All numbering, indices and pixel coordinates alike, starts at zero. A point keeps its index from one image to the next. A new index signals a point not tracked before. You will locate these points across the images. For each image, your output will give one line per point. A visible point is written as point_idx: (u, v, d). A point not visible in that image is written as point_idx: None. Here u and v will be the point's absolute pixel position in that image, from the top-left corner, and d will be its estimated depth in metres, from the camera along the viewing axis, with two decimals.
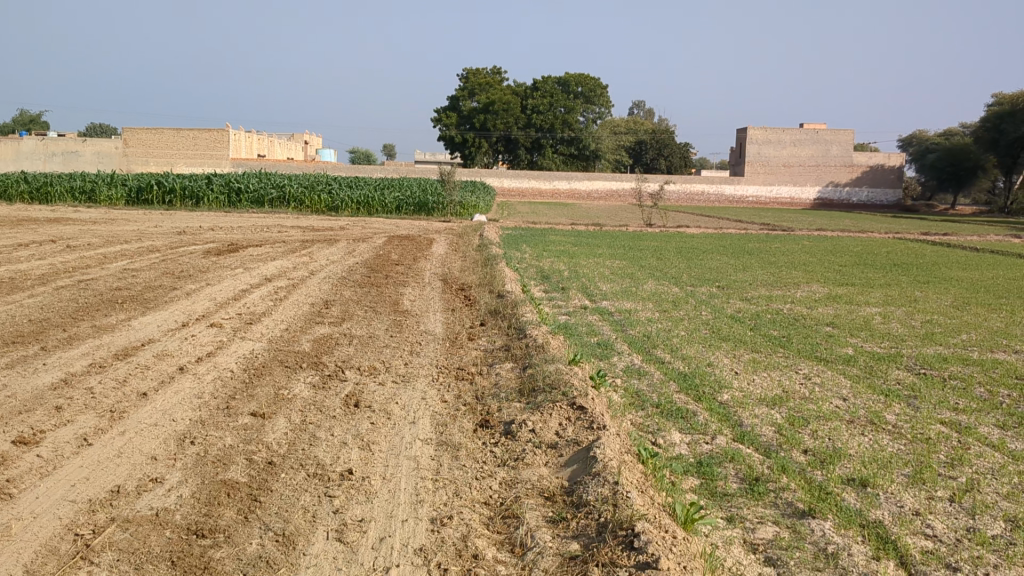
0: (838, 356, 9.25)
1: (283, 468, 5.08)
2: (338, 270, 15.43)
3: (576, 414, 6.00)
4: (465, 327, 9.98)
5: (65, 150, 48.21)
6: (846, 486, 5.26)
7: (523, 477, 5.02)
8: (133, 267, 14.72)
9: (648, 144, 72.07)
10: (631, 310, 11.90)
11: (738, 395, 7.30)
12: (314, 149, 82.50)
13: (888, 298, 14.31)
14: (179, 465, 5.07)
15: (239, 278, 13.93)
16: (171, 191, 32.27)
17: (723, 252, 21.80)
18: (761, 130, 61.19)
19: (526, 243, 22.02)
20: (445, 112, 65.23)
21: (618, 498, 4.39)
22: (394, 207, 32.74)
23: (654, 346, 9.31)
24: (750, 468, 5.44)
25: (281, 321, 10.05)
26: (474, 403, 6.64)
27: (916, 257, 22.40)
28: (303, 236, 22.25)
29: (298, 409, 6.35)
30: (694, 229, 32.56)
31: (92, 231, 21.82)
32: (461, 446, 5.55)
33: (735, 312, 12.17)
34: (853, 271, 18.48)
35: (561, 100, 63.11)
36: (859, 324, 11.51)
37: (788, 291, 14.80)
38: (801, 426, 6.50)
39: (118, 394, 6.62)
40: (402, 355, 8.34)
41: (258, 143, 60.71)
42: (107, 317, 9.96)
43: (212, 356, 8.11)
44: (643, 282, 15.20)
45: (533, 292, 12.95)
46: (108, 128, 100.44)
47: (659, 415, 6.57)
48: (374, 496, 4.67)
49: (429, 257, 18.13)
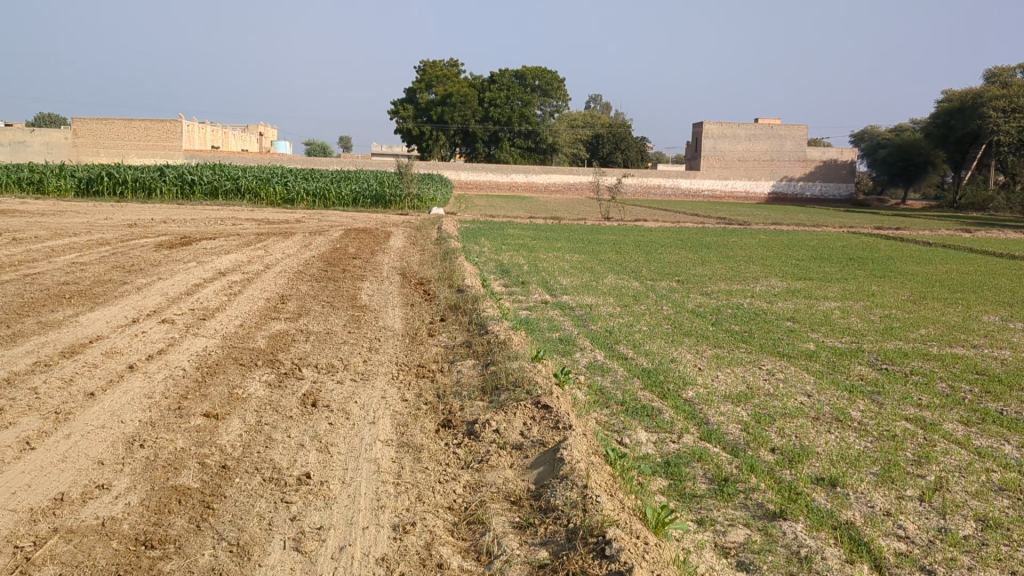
0: (800, 351, 9.21)
1: (238, 472, 4.87)
2: (293, 263, 15.11)
3: (540, 412, 5.86)
4: (424, 322, 9.79)
5: (13, 139, 46.24)
6: (816, 485, 5.19)
7: (488, 480, 4.86)
8: (81, 261, 14.28)
9: (605, 138, 72.20)
10: (592, 304, 11.79)
11: (703, 392, 7.22)
12: (269, 141, 81.52)
13: (846, 292, 14.35)
14: (128, 470, 4.85)
15: (191, 271, 13.59)
16: (122, 182, 31.53)
17: (682, 246, 21.80)
18: (717, 125, 61.58)
19: (484, 237, 21.84)
20: (402, 104, 64.78)
21: (587, 502, 4.25)
22: (351, 200, 32.38)
23: (616, 342, 9.19)
24: (718, 467, 5.34)
25: (235, 317, 9.76)
26: (435, 402, 6.47)
27: (871, 251, 22.62)
28: (258, 229, 21.84)
29: (253, 410, 6.13)
30: (652, 222, 32.57)
31: (39, 223, 21.25)
32: (423, 448, 5.38)
33: (696, 307, 12.10)
34: (811, 265, 18.56)
35: (518, 93, 62.97)
36: (819, 318, 11.50)
37: (747, 285, 14.76)
38: (768, 424, 6.42)
39: (64, 395, 6.35)
40: (360, 351, 8.13)
41: (212, 134, 59.79)
42: (53, 313, 9.59)
43: (164, 353, 7.84)
44: (602, 276, 15.09)
45: (492, 287, 12.78)
46: (58, 118, 98.65)
47: (624, 414, 6.45)
48: (333, 502, 4.49)
49: (386, 251, 17.87)
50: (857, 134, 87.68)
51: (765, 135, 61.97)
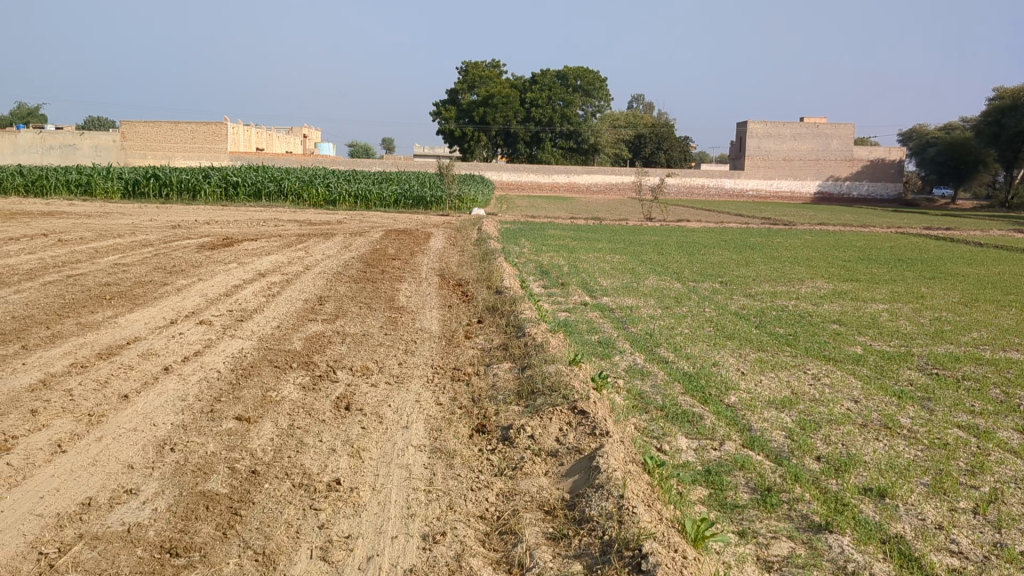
0: (847, 355, 8.94)
1: (267, 478, 4.78)
2: (333, 264, 15.11)
3: (577, 418, 5.71)
4: (462, 324, 9.69)
5: (63, 142, 48.05)
6: (864, 496, 4.97)
7: (521, 488, 4.73)
8: (124, 262, 14.39)
9: (647, 138, 71.70)
10: (633, 306, 11.62)
11: (746, 397, 7.02)
12: (313, 142, 82.17)
13: (894, 294, 13.98)
14: (157, 474, 4.79)
15: (232, 272, 13.63)
16: (167, 184, 31.89)
17: (726, 247, 21.53)
18: (761, 125, 60.92)
19: (525, 238, 21.70)
20: (444, 105, 64.94)
21: (624, 513, 4.09)
22: (392, 201, 32.44)
23: (657, 345, 9.02)
24: (761, 477, 5.15)
25: (272, 319, 9.73)
26: (471, 406, 6.35)
27: (920, 252, 22.12)
28: (299, 229, 21.94)
29: (286, 413, 6.05)
30: (695, 223, 32.23)
31: (86, 224, 21.53)
32: (456, 454, 5.26)
33: (739, 309, 11.88)
34: (857, 266, 18.21)
35: (560, 94, 62.76)
36: (866, 321, 11.21)
37: (792, 287, 14.47)
38: (813, 431, 6.20)
39: (98, 397, 6.32)
40: (396, 354, 8.05)
41: (256, 136, 60.34)
42: (94, 314, 9.63)
43: (199, 355, 7.80)
44: (643, 278, 14.91)
45: (532, 288, 12.65)
46: (106, 122, 100.35)
47: (664, 419, 6.28)
48: (362, 510, 4.38)
49: (426, 252, 17.82)
50: (906, 133, 86.18)
51: (810, 135, 61.13)
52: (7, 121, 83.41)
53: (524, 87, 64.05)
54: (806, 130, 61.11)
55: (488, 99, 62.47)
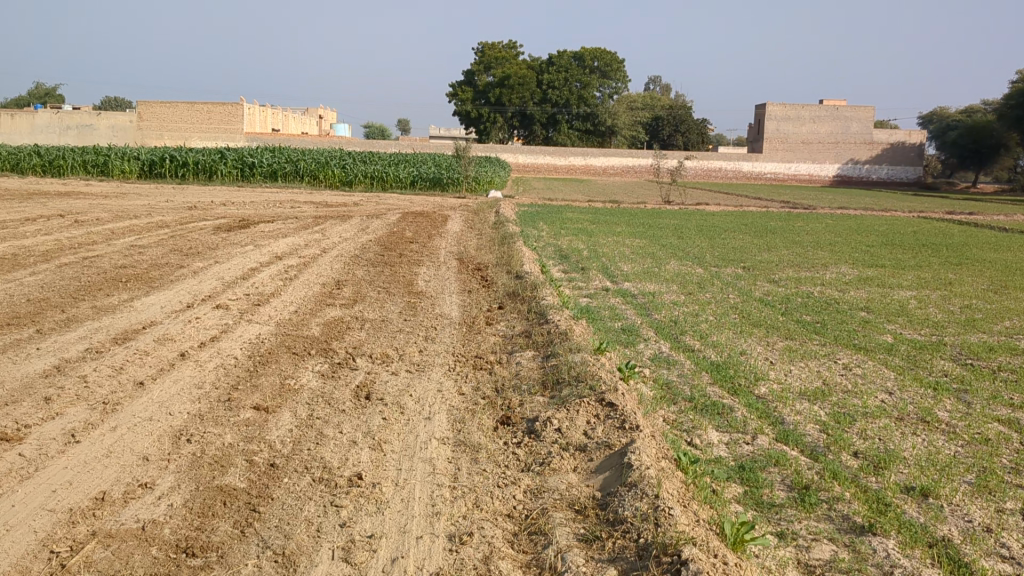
0: (878, 345, 8.70)
1: (287, 472, 4.62)
2: (350, 247, 14.94)
3: (605, 411, 5.53)
4: (482, 310, 9.53)
5: (79, 122, 47.75)
6: (907, 495, 4.75)
7: (550, 485, 4.55)
8: (140, 244, 14.29)
9: (665, 120, 71.14)
10: (656, 292, 11.40)
11: (777, 388, 6.81)
12: (329, 124, 81.94)
13: (921, 281, 13.68)
14: (173, 467, 4.63)
15: (248, 255, 13.49)
16: (184, 164, 31.76)
17: (746, 231, 21.24)
18: (780, 107, 59.98)
19: (543, 221, 21.38)
20: (460, 86, 64.90)
21: (660, 515, 3.91)
22: (409, 181, 32.19)
23: (682, 332, 8.81)
24: (798, 474, 4.95)
25: (290, 303, 9.58)
26: (494, 396, 6.17)
27: (944, 237, 21.76)
28: (316, 212, 21.80)
29: (306, 402, 5.89)
30: (714, 206, 31.90)
31: (101, 206, 21.45)
32: (481, 447, 5.09)
33: (764, 295, 11.66)
34: (881, 251, 17.89)
35: (576, 75, 62.46)
36: (895, 309, 10.94)
37: (817, 272, 14.22)
38: (849, 424, 6.00)
39: (113, 384, 6.18)
40: (416, 341, 7.87)
41: (272, 117, 60.19)
42: (109, 297, 9.51)
43: (217, 341, 7.66)
44: (664, 262, 14.64)
45: (552, 273, 12.43)
46: (124, 103, 100.80)
47: (694, 411, 6.08)
48: (385, 507, 4.21)
49: (443, 235, 17.64)
50: (927, 114, 85.09)
51: (830, 117, 60.42)
52: (25, 100, 83.78)
53: (541, 69, 63.77)
54: (824, 112, 60.20)
55: (504, 80, 62.26)
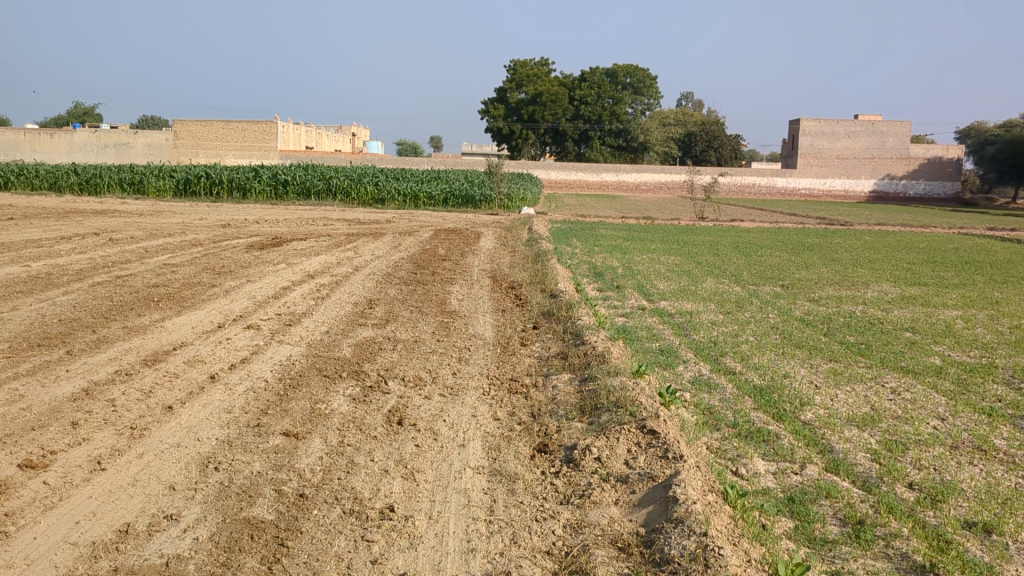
0: (926, 367, 8.39)
1: (316, 503, 4.45)
2: (383, 266, 14.77)
3: (646, 439, 5.31)
4: (517, 330, 9.34)
5: (117, 141, 48.68)
6: (968, 531, 4.48)
7: (590, 520, 4.34)
8: (173, 262, 14.25)
9: (697, 135, 70.66)
10: (693, 311, 11.15)
11: (823, 414, 6.55)
12: (361, 141, 82.27)
13: (967, 299, 13.29)
14: (199, 497, 4.48)
15: (280, 274, 13.39)
16: (218, 182, 31.91)
17: (783, 248, 20.88)
18: (814, 122, 59.86)
19: (576, 239, 21.14)
20: (492, 103, 65.03)
21: (709, 555, 3.69)
22: (441, 199, 32.07)
23: (722, 354, 8.56)
24: (851, 507, 4.70)
25: (322, 323, 9.45)
26: (531, 422, 5.96)
27: (987, 254, 21.24)
28: (348, 229, 21.72)
29: (336, 428, 5.72)
30: (749, 223, 31.48)
31: (135, 223, 21.57)
32: (518, 477, 4.89)
33: (805, 314, 11.36)
34: (923, 269, 17.47)
35: (609, 91, 62.12)
36: (941, 329, 10.60)
37: (858, 291, 13.86)
38: (902, 453, 5.72)
39: (142, 408, 6.05)
40: (449, 363, 7.68)
41: (305, 135, 60.56)
42: (140, 317, 9.43)
43: (247, 363, 7.53)
44: (701, 280, 14.35)
45: (587, 292, 12.23)
46: (161, 121, 102.29)
47: (738, 438, 5.85)
48: (418, 543, 4.02)
49: (476, 252, 17.44)
50: (966, 129, 83.76)
51: (866, 132, 59.76)
52: (63, 119, 85.11)
53: (574, 85, 63.59)
54: (861, 127, 59.68)
55: (537, 97, 62.09)
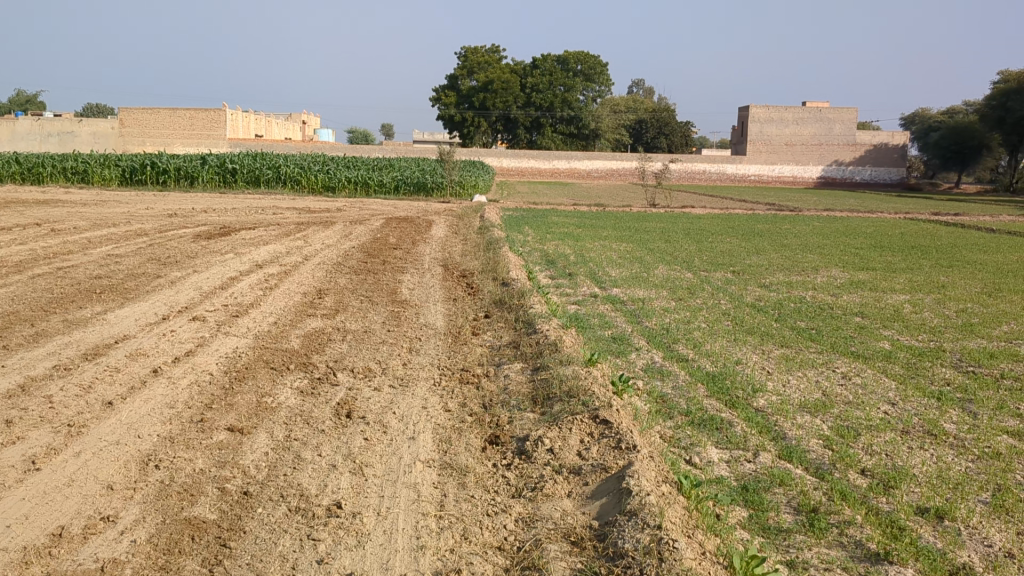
0: (876, 352, 8.45)
1: (260, 501, 4.31)
2: (333, 255, 14.56)
3: (599, 429, 5.24)
4: (468, 319, 9.23)
5: (61, 129, 47.41)
6: (920, 517, 4.48)
7: (542, 514, 4.25)
8: (117, 253, 13.91)
9: (648, 123, 70.96)
10: (645, 298, 11.14)
11: (776, 400, 6.54)
12: (311, 129, 81.32)
13: (914, 284, 13.47)
14: (138, 498, 4.31)
15: (228, 264, 13.11)
16: (165, 171, 31.28)
17: (734, 234, 21.02)
18: (764, 110, 59.93)
19: (529, 226, 21.04)
20: (443, 90, 64.71)
21: (663, 549, 3.63)
22: (392, 187, 31.83)
23: (675, 341, 8.54)
24: (804, 495, 4.68)
25: (270, 314, 9.25)
26: (482, 414, 5.87)
27: (932, 239, 21.57)
28: (298, 218, 21.39)
29: (283, 422, 5.58)
30: (700, 209, 31.69)
31: (79, 213, 21.03)
32: (469, 471, 4.80)
33: (756, 300, 11.40)
34: (870, 254, 17.70)
35: (560, 78, 62.20)
36: (890, 313, 10.71)
37: (808, 276, 13.97)
38: (854, 439, 5.73)
39: (81, 405, 5.84)
40: (400, 353, 7.55)
41: (254, 123, 59.67)
42: (81, 310, 9.15)
43: (192, 356, 7.33)
44: (653, 267, 14.36)
45: (538, 279, 12.16)
46: (106, 110, 100.55)
47: (691, 426, 5.81)
48: (366, 541, 3.91)
49: (428, 241, 17.29)
50: (910, 116, 85.29)
51: (814, 119, 60.48)
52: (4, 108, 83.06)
53: (525, 72, 63.54)
54: (809, 114, 60.36)
55: (488, 85, 61.72)
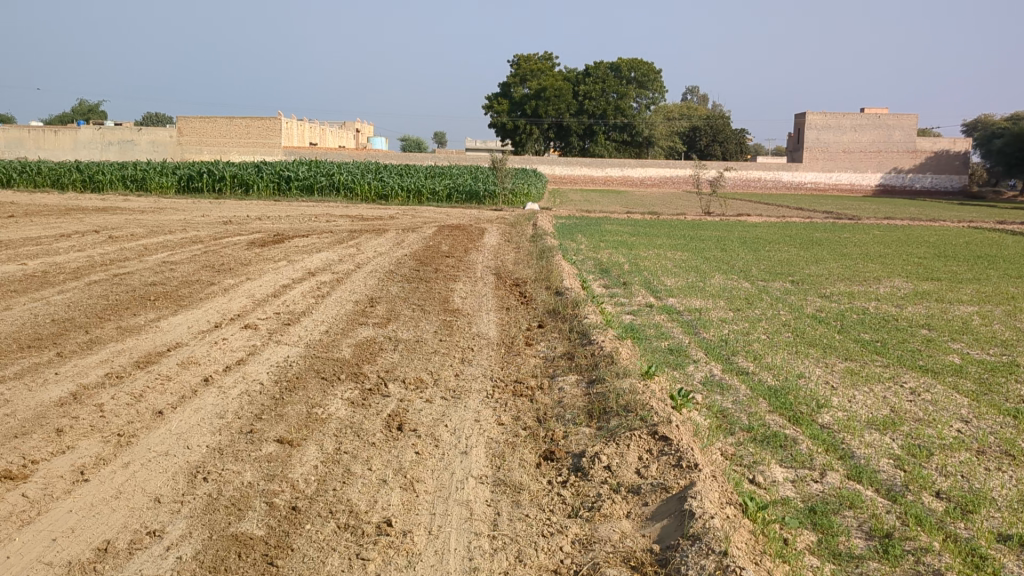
0: (945, 366, 8.10)
1: (309, 517, 4.19)
2: (385, 262, 14.51)
3: (658, 445, 5.05)
4: (521, 329, 9.08)
5: (121, 138, 48.48)
6: (1002, 546, 4.21)
7: (601, 535, 4.08)
8: (172, 260, 13.99)
9: (702, 130, 70.26)
10: (702, 308, 10.90)
11: (842, 417, 6.28)
12: (365, 137, 82.03)
13: (982, 294, 13.02)
14: (186, 512, 4.21)
15: (281, 271, 13.11)
16: (221, 178, 31.67)
17: (792, 242, 20.62)
18: (821, 116, 59.25)
19: (582, 234, 20.83)
20: (495, 98, 64.76)
21: None
22: (445, 194, 31.88)
23: (734, 352, 8.29)
24: (877, 519, 4.43)
25: (322, 322, 9.19)
26: (536, 428, 5.71)
27: (998, 248, 20.93)
28: (351, 225, 21.50)
29: (333, 435, 5.46)
30: (756, 217, 31.20)
31: (137, 220, 21.34)
32: (524, 488, 4.63)
33: (817, 310, 11.09)
34: (934, 263, 17.19)
35: (613, 86, 61.80)
36: (958, 325, 10.33)
37: (870, 286, 13.59)
38: (927, 459, 5.45)
39: (131, 413, 5.80)
40: (452, 364, 7.42)
41: (309, 131, 60.29)
42: (135, 317, 9.17)
43: (242, 364, 7.26)
44: (709, 276, 14.09)
45: (593, 288, 11.97)
46: (164, 118, 102.55)
47: (753, 443, 5.58)
48: (417, 561, 3.77)
49: (480, 249, 17.16)
50: (971, 122, 83.44)
51: (872, 125, 59.38)
52: (68, 117, 85.14)
53: (578, 79, 63.34)
54: (867, 120, 59.25)
55: (540, 92, 61.60)
